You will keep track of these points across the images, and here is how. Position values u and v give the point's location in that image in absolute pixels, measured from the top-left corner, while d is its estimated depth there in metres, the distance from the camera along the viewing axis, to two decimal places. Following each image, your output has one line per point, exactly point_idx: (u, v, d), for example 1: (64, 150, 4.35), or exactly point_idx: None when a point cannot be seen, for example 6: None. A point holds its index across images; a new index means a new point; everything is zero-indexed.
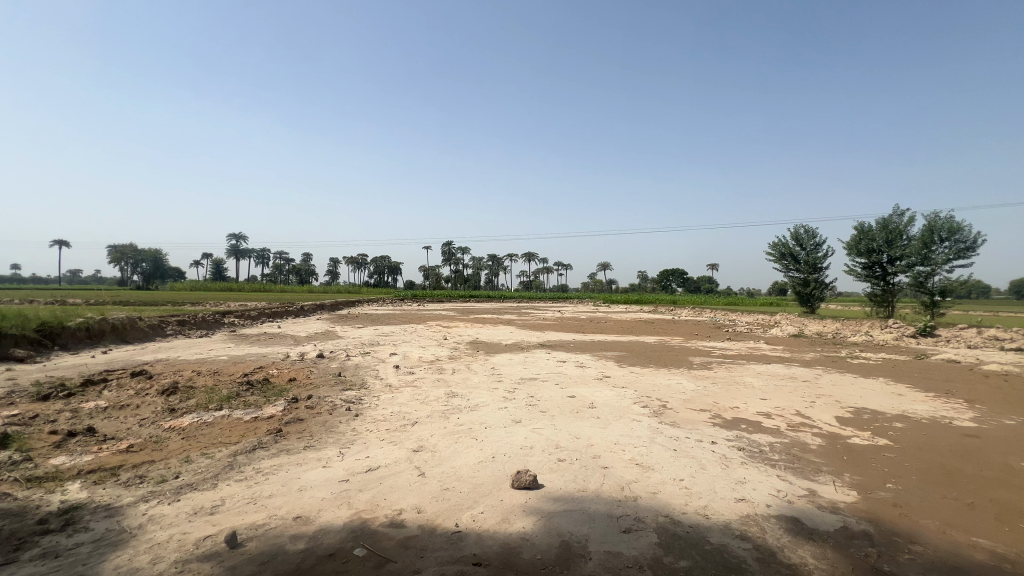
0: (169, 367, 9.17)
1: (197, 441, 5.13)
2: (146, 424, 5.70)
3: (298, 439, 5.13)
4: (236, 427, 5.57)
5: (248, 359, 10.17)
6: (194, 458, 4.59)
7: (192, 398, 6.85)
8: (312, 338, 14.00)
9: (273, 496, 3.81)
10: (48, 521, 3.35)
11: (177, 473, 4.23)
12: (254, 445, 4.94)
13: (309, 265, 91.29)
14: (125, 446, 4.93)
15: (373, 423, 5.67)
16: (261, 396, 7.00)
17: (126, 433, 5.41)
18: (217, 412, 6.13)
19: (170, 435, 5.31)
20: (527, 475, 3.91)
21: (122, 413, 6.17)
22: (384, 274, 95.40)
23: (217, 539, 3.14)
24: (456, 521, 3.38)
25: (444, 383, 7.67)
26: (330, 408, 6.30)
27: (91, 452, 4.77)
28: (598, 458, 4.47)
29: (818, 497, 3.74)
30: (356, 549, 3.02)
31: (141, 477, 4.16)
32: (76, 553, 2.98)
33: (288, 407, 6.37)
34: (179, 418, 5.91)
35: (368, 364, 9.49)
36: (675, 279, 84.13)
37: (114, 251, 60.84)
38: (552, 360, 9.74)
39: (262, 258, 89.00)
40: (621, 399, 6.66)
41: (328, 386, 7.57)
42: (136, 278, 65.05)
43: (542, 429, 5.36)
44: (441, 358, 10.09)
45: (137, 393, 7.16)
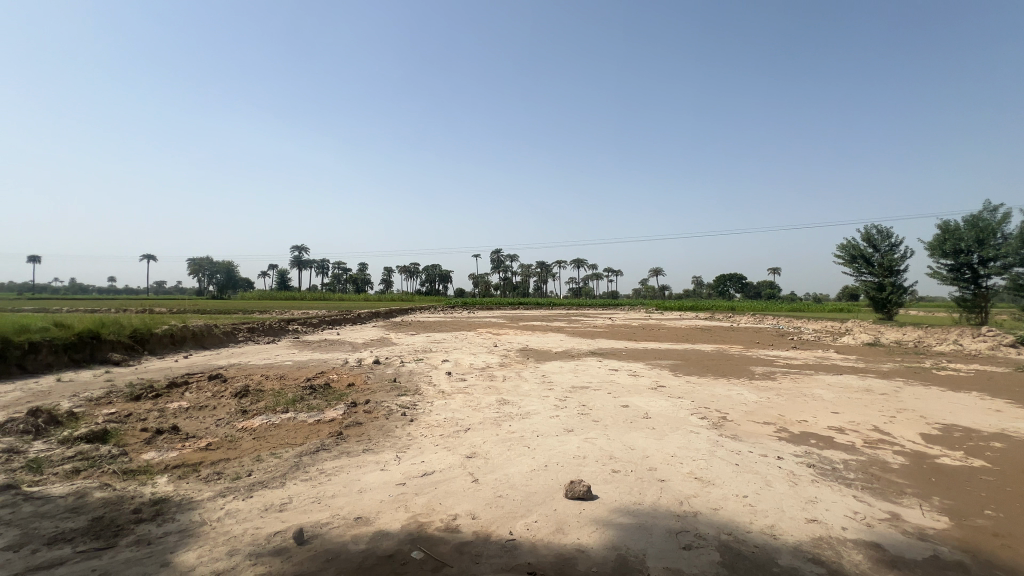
0: (241, 371, 9.84)
1: (267, 441, 5.47)
2: (222, 424, 6.15)
3: (357, 442, 5.33)
4: (301, 429, 5.89)
5: (310, 364, 10.74)
6: (265, 457, 4.90)
7: (262, 400, 7.31)
8: (368, 345, 14.57)
9: (336, 496, 3.99)
10: (141, 510, 3.69)
11: (250, 471, 4.53)
12: (318, 446, 5.20)
13: (364, 274, 95.21)
14: (204, 444, 5.34)
15: (427, 428, 5.81)
16: (324, 399, 7.36)
17: (205, 432, 5.87)
18: (284, 415, 6.51)
19: (243, 435, 5.70)
20: (581, 485, 3.86)
21: (199, 414, 6.68)
22: (434, 282, 97.85)
23: (286, 535, 3.33)
24: (510, 529, 3.39)
25: (495, 391, 7.73)
26: (386, 413, 6.52)
27: (176, 448, 5.21)
28: (654, 471, 4.33)
29: (902, 522, 3.43)
30: (414, 552, 3.10)
31: (219, 473, 4.50)
32: (164, 542, 3.25)
33: (348, 411, 6.66)
34: (251, 419, 6.32)
35: (421, 370, 9.76)
36: (730, 284, 80.40)
37: (194, 263, 66.88)
38: (604, 368, 9.58)
39: (321, 269, 93.87)
40: (677, 410, 6.42)
41: (384, 392, 7.83)
42: (212, 288, 70.69)
43: (594, 439, 5.27)
44: (491, 365, 10.17)
45: (214, 395, 7.74)
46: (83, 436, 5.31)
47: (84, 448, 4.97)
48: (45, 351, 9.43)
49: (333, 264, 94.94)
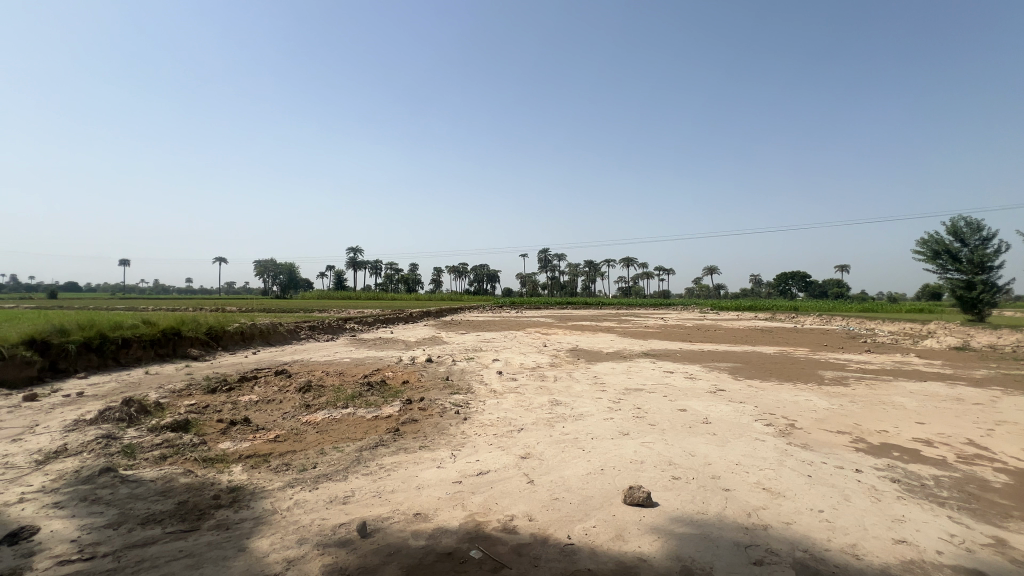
0: (304, 367, 10.36)
1: (330, 435, 5.72)
2: (288, 417, 6.50)
3: (413, 439, 5.46)
4: (361, 424, 6.10)
5: (367, 361, 11.16)
6: (328, 451, 5.12)
7: (323, 395, 7.66)
8: (420, 343, 14.93)
9: (395, 491, 4.10)
10: (220, 497, 3.95)
11: (315, 464, 4.74)
12: (376, 441, 5.36)
13: (415, 274, 97.93)
14: (273, 436, 5.66)
15: (481, 427, 5.86)
16: (380, 396, 7.61)
17: (273, 424, 6.22)
18: (344, 410, 6.79)
19: (307, 428, 5.99)
20: (640, 491, 3.74)
21: (267, 407, 7.08)
22: (482, 282, 99.00)
23: (350, 527, 3.46)
24: (568, 533, 3.34)
25: (547, 391, 7.67)
26: (441, 411, 6.63)
27: (248, 439, 5.55)
28: (718, 479, 4.14)
29: (1010, 549, 3.06)
30: (473, 551, 3.12)
31: (287, 464, 4.74)
32: (241, 527, 3.46)
33: (404, 408, 6.84)
34: (314, 413, 6.64)
35: (473, 369, 9.88)
36: (792, 283, 75.82)
37: (260, 265, 71.51)
38: (659, 370, 9.29)
39: (374, 269, 97.52)
40: (740, 415, 6.11)
41: (438, 390, 7.98)
42: (276, 288, 75.25)
43: (652, 443, 5.11)
44: (542, 365, 10.12)
45: (280, 389, 8.20)
46: (168, 425, 5.76)
47: (170, 437, 5.40)
48: (135, 346, 10.34)
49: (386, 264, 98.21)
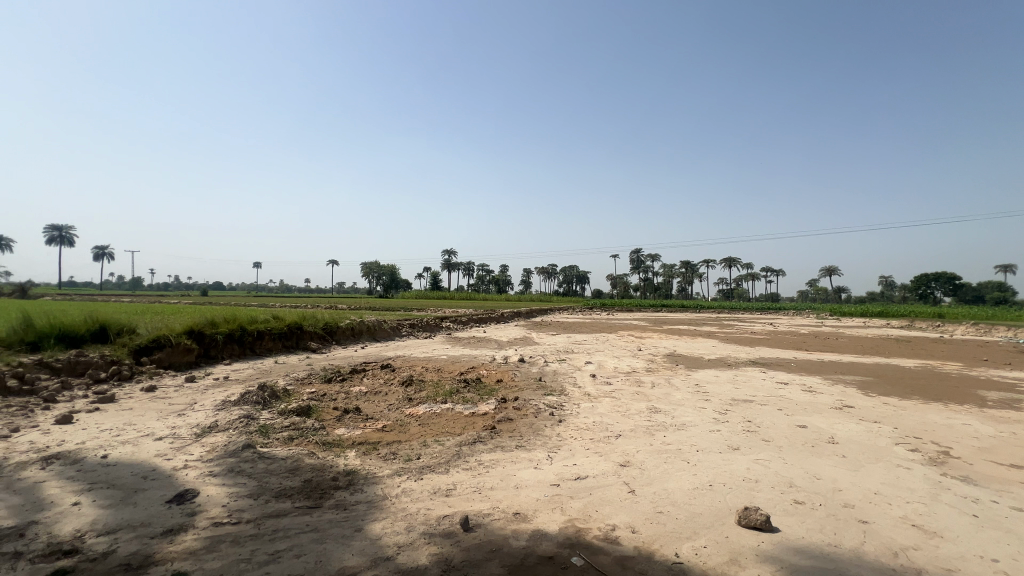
0: (406, 362, 11.03)
1: (431, 428, 6.00)
2: (394, 409, 6.94)
3: (510, 438, 5.53)
4: (459, 420, 6.32)
5: (463, 359, 11.59)
6: (431, 443, 5.36)
7: (424, 390, 8.08)
8: (512, 343, 15.17)
9: (495, 488, 4.16)
10: (338, 478, 4.32)
11: (419, 455, 4.99)
12: (474, 438, 5.51)
13: (505, 275, 100.24)
14: (381, 426, 6.07)
15: (577, 431, 5.77)
16: (476, 393, 7.84)
17: (381, 414, 6.69)
18: (443, 405, 7.09)
19: (411, 420, 6.35)
20: (758, 513, 3.41)
21: (375, 398, 7.63)
22: (571, 283, 98.25)
23: (453, 519, 3.58)
24: (675, 551, 3.14)
25: (644, 397, 7.35)
26: (535, 412, 6.64)
27: (360, 427, 6.02)
28: (852, 509, 3.63)
29: None
30: (574, 558, 3.06)
31: (394, 453, 5.05)
32: (357, 509, 3.74)
33: (499, 406, 6.98)
34: (417, 407, 7.01)
35: (565, 371, 9.81)
36: (935, 286, 65.34)
37: (367, 267, 77.95)
38: (771, 380, 8.46)
39: (467, 270, 101.54)
40: (875, 437, 5.34)
41: (531, 390, 8.02)
42: (379, 288, 81.44)
43: (767, 461, 4.65)
44: (637, 369, 9.73)
45: (385, 382, 8.80)
46: (294, 410, 6.45)
47: (295, 420, 6.03)
48: (267, 338, 11.75)
49: (478, 265, 101.58)
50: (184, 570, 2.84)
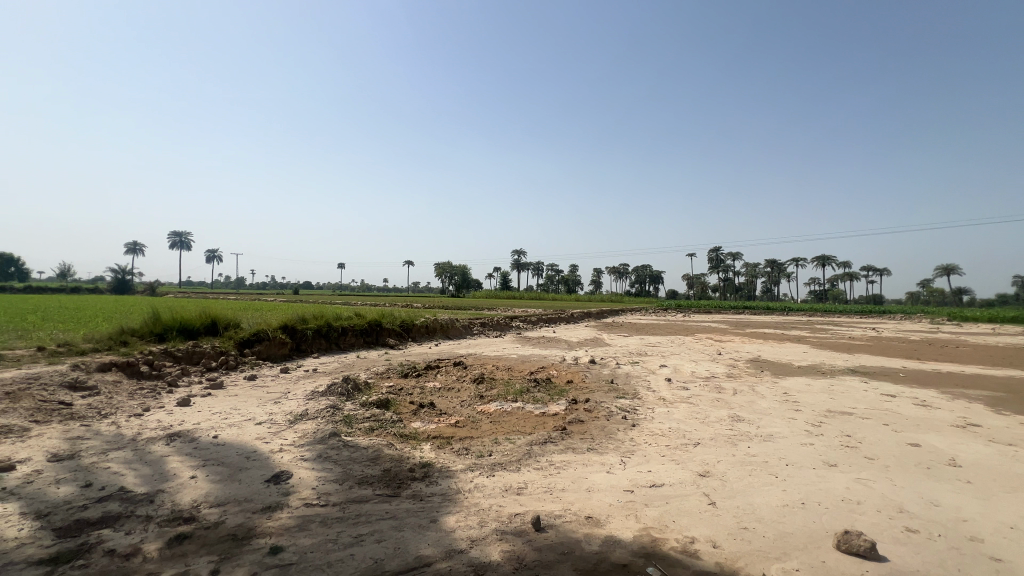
0: (477, 360, 11.27)
1: (502, 426, 6.07)
2: (466, 405, 7.12)
3: (581, 440, 5.45)
4: (530, 419, 6.34)
5: (532, 358, 11.63)
6: (502, 441, 5.43)
7: (495, 388, 8.21)
8: (582, 344, 14.97)
9: (566, 490, 4.12)
10: (415, 470, 4.50)
11: (491, 451, 5.07)
12: (545, 438, 5.49)
13: (575, 275, 99.50)
14: (454, 421, 6.25)
15: (651, 436, 5.56)
16: (546, 393, 7.83)
17: (454, 410, 6.88)
18: (514, 403, 7.15)
19: (482, 417, 6.47)
20: (860, 539, 3.07)
21: (448, 394, 7.87)
22: (644, 283, 95.08)
23: (525, 518, 3.58)
24: (762, 572, 2.91)
25: (724, 404, 6.92)
26: (607, 414, 6.49)
27: (434, 421, 6.23)
28: (981, 543, 3.15)
29: None
30: (649, 569, 2.94)
31: (467, 448, 5.17)
32: (432, 500, 3.88)
33: (569, 407, 6.91)
34: (488, 404, 7.13)
35: (638, 373, 9.50)
36: None
37: (440, 267, 81.02)
38: (873, 391, 7.61)
39: (536, 270, 101.91)
40: (1009, 462, 4.60)
41: (602, 392, 7.86)
42: (452, 287, 84.16)
43: (870, 481, 4.17)
44: (716, 375, 9.18)
45: (458, 379, 9.05)
46: (375, 402, 6.83)
47: (375, 412, 6.37)
48: (350, 333, 12.56)
49: (547, 265, 101.57)
50: (279, 544, 3.10)
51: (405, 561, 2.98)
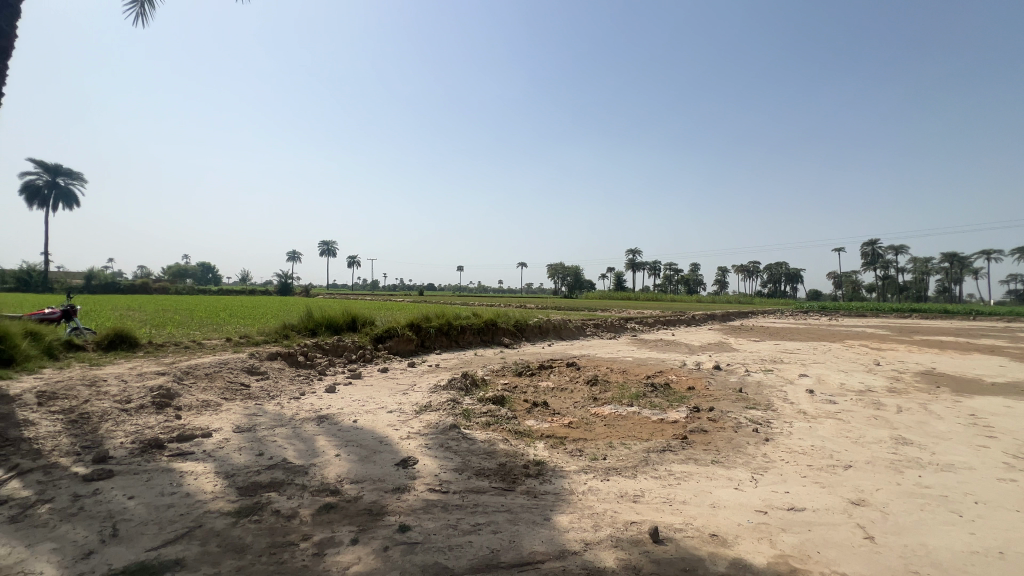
0: (591, 362, 11.11)
1: (617, 430, 5.89)
2: (579, 407, 7.05)
3: (704, 451, 5.05)
4: (646, 425, 6.05)
5: (649, 362, 11.12)
6: (617, 445, 5.26)
7: (609, 391, 8.00)
8: (705, 348, 13.90)
9: (687, 503, 3.84)
10: (529, 467, 4.57)
11: (605, 455, 4.94)
12: (664, 446, 5.19)
13: (696, 275, 93.20)
14: (567, 422, 6.22)
15: (789, 454, 4.94)
16: (665, 399, 7.41)
17: (567, 411, 6.86)
18: (630, 407, 6.90)
19: (596, 419, 6.34)
20: None
21: (561, 395, 7.87)
22: (778, 283, 85.24)
23: (642, 528, 3.42)
24: None
25: (885, 424, 5.88)
26: (735, 426, 5.92)
27: (547, 421, 6.28)
28: None
29: None
30: None
31: (581, 450, 5.10)
32: (546, 499, 3.90)
33: (691, 415, 6.45)
34: (602, 407, 6.98)
35: (772, 383, 8.53)
36: None
37: (553, 268, 81.82)
38: None
39: (653, 270, 97.55)
40: None
41: (729, 401, 7.20)
42: (565, 288, 84.36)
43: None
44: (873, 388, 7.85)
45: (571, 380, 9.02)
46: (491, 398, 7.10)
47: (491, 408, 6.63)
48: (468, 332, 13.25)
49: (665, 264, 96.56)
50: (407, 524, 3.37)
51: (519, 554, 3.04)
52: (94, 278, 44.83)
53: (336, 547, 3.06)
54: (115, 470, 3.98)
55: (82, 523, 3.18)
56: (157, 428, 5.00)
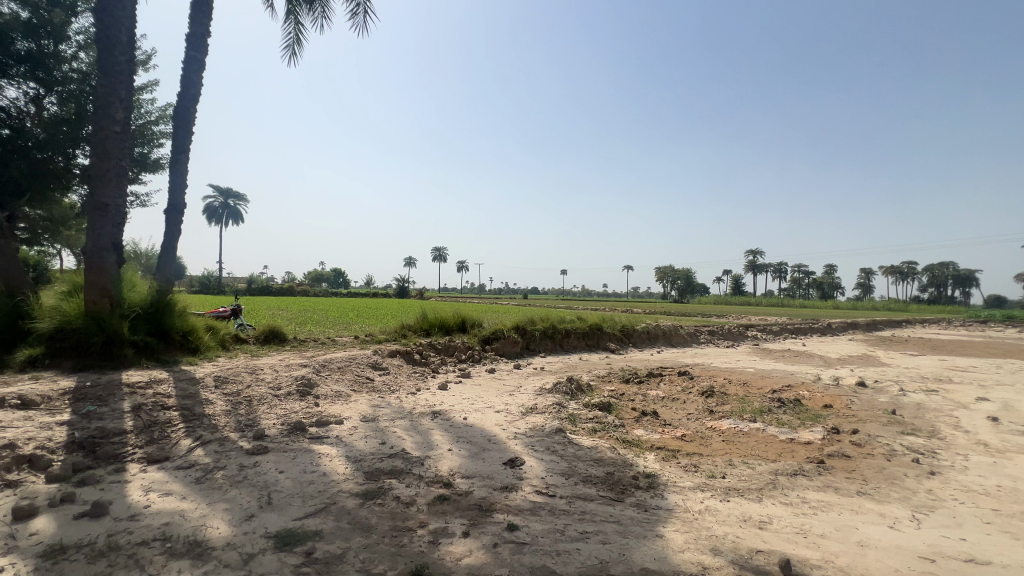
0: (705, 371, 10.35)
1: (738, 447, 5.38)
2: (693, 419, 6.59)
3: (847, 480, 4.39)
4: (773, 444, 5.45)
5: (775, 374, 10.02)
6: (738, 464, 4.80)
7: (728, 404, 7.35)
8: (845, 361, 12.14)
9: (827, 537, 3.36)
10: (638, 479, 4.36)
11: (724, 474, 4.54)
12: (795, 469, 4.62)
13: (830, 278, 82.43)
14: (680, 434, 5.85)
15: (965, 493, 4.08)
16: (795, 417, 6.61)
17: (678, 422, 6.46)
18: (753, 423, 6.26)
19: (714, 434, 5.86)
20: None
21: (672, 405, 7.43)
22: (942, 286, 71.73)
23: (770, 558, 3.08)
24: None
25: None
26: (888, 454, 5.06)
27: (658, 431, 5.96)
28: None
29: None
30: None
31: (696, 465, 4.75)
32: (658, 513, 3.69)
33: (829, 437, 5.65)
34: (719, 420, 6.44)
35: (937, 405, 7.15)
36: None
37: (662, 271, 78.29)
38: None
39: (778, 272, 88.25)
40: None
41: (878, 424, 6.19)
42: (674, 292, 80.07)
43: None
44: None
45: (683, 389, 8.47)
46: (597, 404, 6.95)
47: (598, 414, 6.48)
48: (573, 336, 13.15)
49: (792, 266, 86.77)
50: (515, 523, 3.42)
51: (630, 569, 2.91)
52: (254, 281, 53.04)
53: (449, 537, 3.21)
54: (269, 447, 4.64)
55: (245, 489, 3.76)
56: (300, 413, 5.72)
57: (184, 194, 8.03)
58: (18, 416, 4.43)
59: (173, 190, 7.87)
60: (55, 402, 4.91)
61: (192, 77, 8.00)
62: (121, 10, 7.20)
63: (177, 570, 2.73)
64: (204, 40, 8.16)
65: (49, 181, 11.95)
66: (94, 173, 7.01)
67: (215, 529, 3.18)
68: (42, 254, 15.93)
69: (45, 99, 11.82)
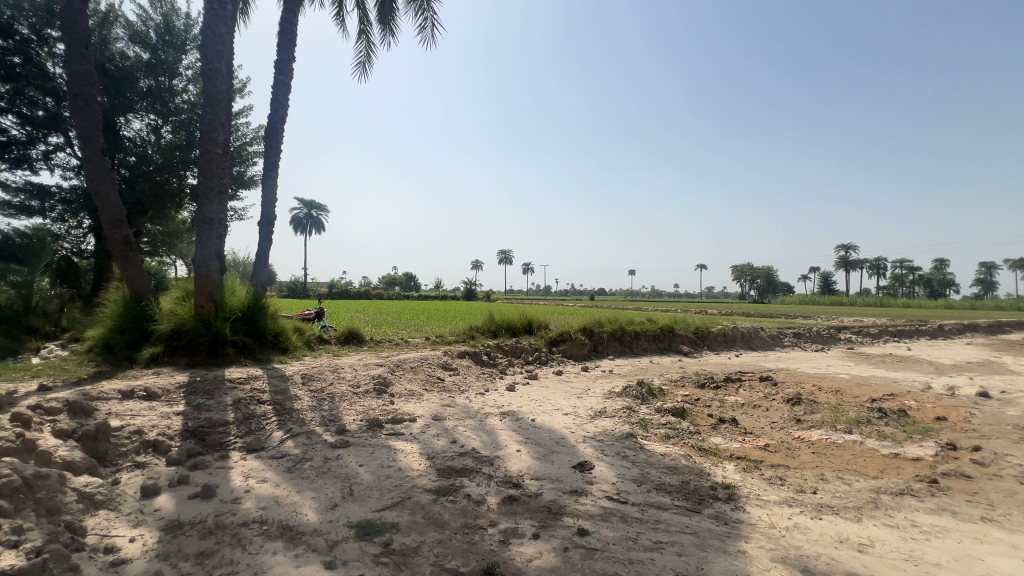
0: (791, 377, 9.59)
1: (831, 460, 4.92)
2: (778, 428, 6.12)
3: (969, 504, 3.85)
4: (874, 459, 4.91)
5: (873, 381, 9.06)
6: (832, 479, 4.39)
7: (818, 412, 6.76)
8: (963, 368, 10.67)
9: (943, 567, 2.98)
10: (717, 490, 4.12)
11: (815, 489, 4.17)
12: (902, 488, 4.13)
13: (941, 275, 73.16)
14: (763, 444, 5.45)
15: None
16: (900, 429, 5.93)
17: (761, 431, 6.03)
18: (849, 435, 5.69)
19: (802, 445, 5.41)
20: None
21: (754, 412, 6.95)
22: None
23: None
24: None
25: None
26: (1020, 476, 4.38)
27: (738, 440, 5.60)
28: None
29: None
30: None
31: (782, 478, 4.40)
32: (740, 527, 3.46)
33: (943, 454, 5.00)
34: (808, 430, 5.93)
35: None
36: None
37: (739, 270, 73.72)
38: None
39: (875, 269, 79.76)
40: None
41: (1007, 441, 5.37)
42: (753, 292, 75.08)
43: None
44: None
45: (766, 396, 7.90)
46: (670, 409, 6.67)
47: (671, 420, 6.22)
48: (643, 338, 12.75)
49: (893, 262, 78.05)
50: (586, 528, 3.37)
51: None
52: (335, 286, 56.95)
53: (520, 538, 3.23)
54: (350, 441, 4.92)
55: (330, 480, 4.02)
56: (377, 410, 6.03)
57: (275, 207, 8.79)
58: (144, 406, 5.07)
59: (265, 203, 8.64)
60: (172, 394, 5.57)
61: (280, 99, 8.74)
62: (221, 44, 8.02)
63: (273, 551, 2.98)
64: (290, 65, 8.89)
65: (166, 199, 13.59)
66: (202, 191, 7.88)
67: (304, 515, 3.43)
68: (162, 265, 18.12)
69: (163, 128, 13.50)
